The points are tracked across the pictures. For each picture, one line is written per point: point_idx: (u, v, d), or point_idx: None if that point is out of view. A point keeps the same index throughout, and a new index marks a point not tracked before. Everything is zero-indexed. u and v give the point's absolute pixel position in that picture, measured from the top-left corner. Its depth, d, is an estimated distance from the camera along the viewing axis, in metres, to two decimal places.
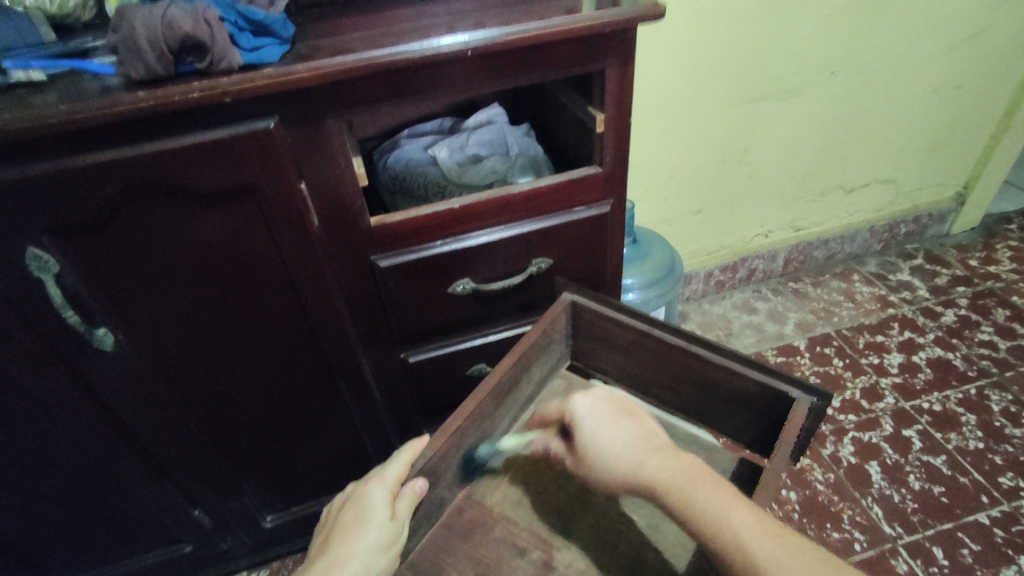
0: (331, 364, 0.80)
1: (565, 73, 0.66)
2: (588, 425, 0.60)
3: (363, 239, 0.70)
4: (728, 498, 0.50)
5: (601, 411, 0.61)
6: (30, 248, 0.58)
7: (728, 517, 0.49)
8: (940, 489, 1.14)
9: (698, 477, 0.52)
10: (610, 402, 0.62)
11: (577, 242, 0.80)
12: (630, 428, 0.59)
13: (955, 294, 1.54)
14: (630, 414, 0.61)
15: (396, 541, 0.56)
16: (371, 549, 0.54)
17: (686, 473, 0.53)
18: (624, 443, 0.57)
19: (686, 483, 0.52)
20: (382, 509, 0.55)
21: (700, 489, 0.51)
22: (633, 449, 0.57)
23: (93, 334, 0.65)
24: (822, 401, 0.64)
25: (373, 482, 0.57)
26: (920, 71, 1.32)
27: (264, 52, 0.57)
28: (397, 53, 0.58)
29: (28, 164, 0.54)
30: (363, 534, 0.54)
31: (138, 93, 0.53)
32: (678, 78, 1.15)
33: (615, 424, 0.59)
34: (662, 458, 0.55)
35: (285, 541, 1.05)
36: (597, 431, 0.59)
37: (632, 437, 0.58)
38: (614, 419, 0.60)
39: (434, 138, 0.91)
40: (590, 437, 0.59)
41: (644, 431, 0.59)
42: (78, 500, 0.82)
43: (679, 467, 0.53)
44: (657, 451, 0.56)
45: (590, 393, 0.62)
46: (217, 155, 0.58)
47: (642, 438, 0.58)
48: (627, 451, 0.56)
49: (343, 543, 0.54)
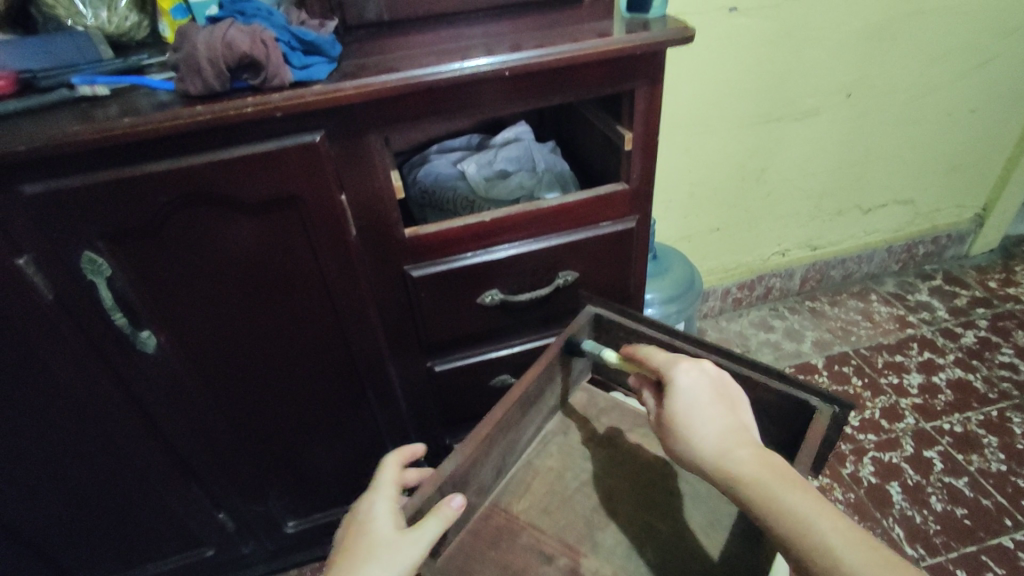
0: (361, 371, 0.82)
1: (596, 93, 0.69)
2: (682, 399, 0.59)
3: (397, 250, 0.73)
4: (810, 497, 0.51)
5: (699, 390, 0.59)
6: (86, 252, 0.61)
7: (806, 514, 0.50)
8: (962, 511, 1.14)
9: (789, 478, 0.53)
10: (715, 386, 0.60)
11: (601, 256, 0.81)
12: (725, 413, 0.58)
13: (974, 315, 1.54)
14: (727, 398, 0.60)
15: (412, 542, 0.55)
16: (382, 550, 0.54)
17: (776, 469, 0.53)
18: (720, 427, 0.57)
19: (777, 480, 0.52)
20: (386, 518, 0.57)
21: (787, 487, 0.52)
22: (723, 432, 0.56)
23: (137, 336, 0.68)
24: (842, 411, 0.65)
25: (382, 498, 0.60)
26: (937, 95, 1.34)
27: (313, 70, 0.60)
28: (439, 73, 0.61)
29: (90, 173, 0.57)
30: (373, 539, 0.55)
31: (196, 107, 0.56)
32: (698, 98, 1.17)
33: (715, 405, 0.58)
34: (753, 451, 0.55)
35: (305, 548, 1.06)
36: (690, 409, 0.58)
37: (728, 422, 0.57)
38: (715, 398, 0.59)
39: (462, 154, 0.94)
40: (683, 408, 0.59)
41: (739, 415, 0.59)
42: (110, 501, 0.84)
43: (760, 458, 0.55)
44: (752, 444, 0.56)
45: (696, 366, 0.61)
46: (265, 166, 0.61)
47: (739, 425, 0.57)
48: (722, 433, 0.56)
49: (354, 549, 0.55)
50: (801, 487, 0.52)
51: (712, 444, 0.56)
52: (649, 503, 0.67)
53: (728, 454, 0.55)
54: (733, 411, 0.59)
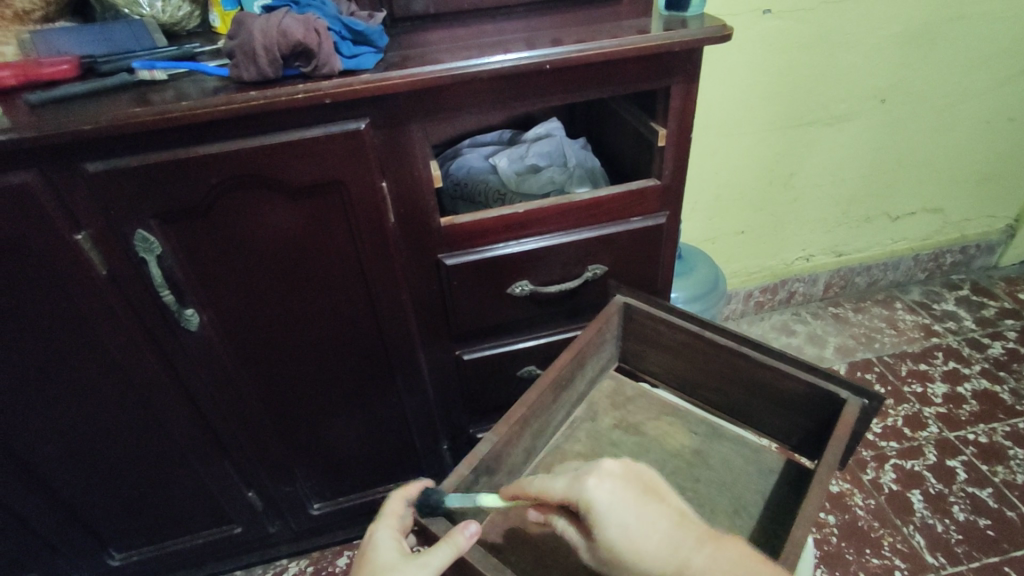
0: (391, 357, 0.84)
1: (632, 89, 0.70)
2: (612, 520, 0.50)
3: (432, 238, 0.75)
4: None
5: (622, 499, 0.51)
6: (139, 230, 0.64)
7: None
8: (985, 522, 1.12)
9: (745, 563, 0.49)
10: (636, 480, 0.53)
11: (631, 249, 0.82)
12: (657, 511, 0.51)
13: (1002, 326, 1.52)
14: (653, 489, 0.53)
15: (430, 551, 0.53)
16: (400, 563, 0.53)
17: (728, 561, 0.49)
18: (662, 532, 0.50)
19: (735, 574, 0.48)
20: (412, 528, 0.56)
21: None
22: (664, 538, 0.50)
23: (182, 314, 0.70)
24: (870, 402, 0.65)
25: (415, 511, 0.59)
26: (970, 102, 1.33)
27: (362, 60, 0.62)
28: (483, 66, 0.63)
29: (147, 154, 0.60)
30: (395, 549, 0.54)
31: (250, 93, 0.59)
32: (729, 100, 1.18)
33: (644, 512, 0.51)
34: (703, 549, 0.50)
35: (328, 530, 1.08)
36: (623, 529, 0.50)
37: (663, 523, 0.51)
38: (640, 499, 0.51)
39: (495, 148, 0.95)
40: (616, 526, 0.50)
41: (668, 505, 0.53)
42: (146, 474, 0.87)
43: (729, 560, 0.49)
44: (699, 536, 0.51)
45: (603, 476, 0.51)
46: (311, 151, 0.63)
47: (672, 519, 0.51)
48: (667, 545, 0.50)
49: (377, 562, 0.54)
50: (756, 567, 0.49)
51: (657, 560, 0.49)
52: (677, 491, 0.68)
53: (679, 556, 0.49)
54: (659, 508, 0.52)
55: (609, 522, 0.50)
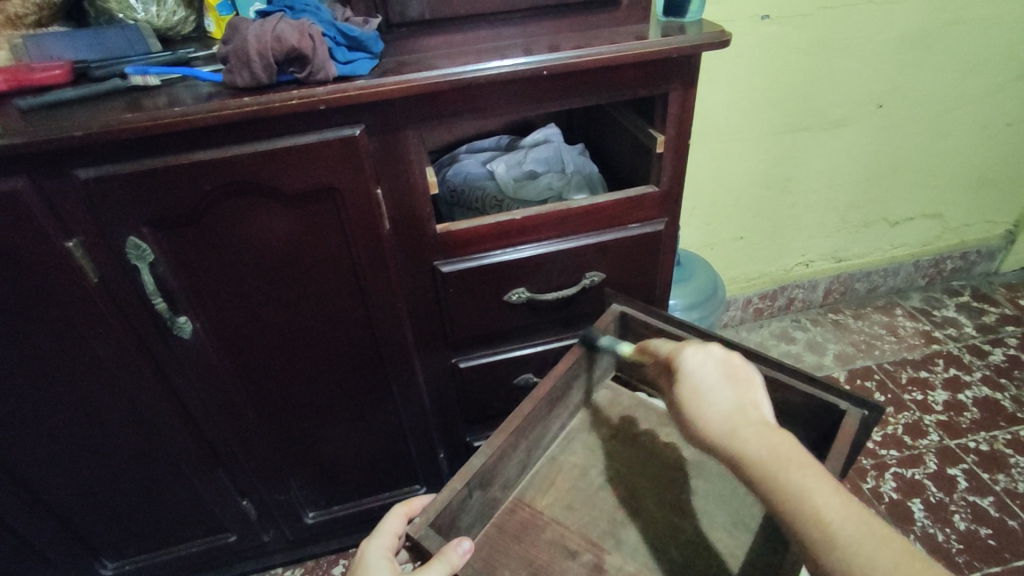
0: (387, 365, 0.83)
1: (630, 95, 0.70)
2: (690, 378, 0.57)
3: (428, 245, 0.74)
4: (814, 477, 0.48)
5: (706, 370, 0.57)
6: (131, 237, 0.63)
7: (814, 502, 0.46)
8: (987, 531, 1.11)
9: (793, 455, 0.50)
10: (720, 368, 0.57)
11: (628, 257, 0.82)
12: (735, 397, 0.55)
13: (1003, 333, 1.51)
14: (738, 380, 0.56)
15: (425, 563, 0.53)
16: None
17: (776, 447, 0.50)
18: (726, 408, 0.54)
19: (780, 459, 0.49)
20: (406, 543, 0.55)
21: (788, 465, 0.49)
22: (725, 415, 0.54)
23: (174, 322, 0.69)
24: (872, 414, 0.63)
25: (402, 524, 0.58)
26: (970, 108, 1.33)
27: (356, 65, 0.61)
28: (479, 72, 0.62)
29: (140, 161, 0.59)
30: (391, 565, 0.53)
31: (243, 98, 0.58)
32: (727, 105, 1.18)
33: (721, 388, 0.56)
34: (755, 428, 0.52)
35: (323, 540, 1.07)
36: (697, 392, 0.56)
37: (737, 407, 0.54)
38: (721, 382, 0.56)
39: (492, 154, 0.95)
40: (691, 387, 0.56)
41: (744, 398, 0.55)
42: (139, 484, 0.86)
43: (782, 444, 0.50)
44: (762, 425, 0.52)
45: (702, 350, 0.59)
46: (306, 158, 0.63)
47: (743, 401, 0.55)
48: (730, 415, 0.53)
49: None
50: (797, 459, 0.49)
51: (710, 429, 0.53)
52: (673, 504, 0.68)
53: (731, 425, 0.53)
54: (740, 405, 0.54)
55: (687, 377, 0.57)
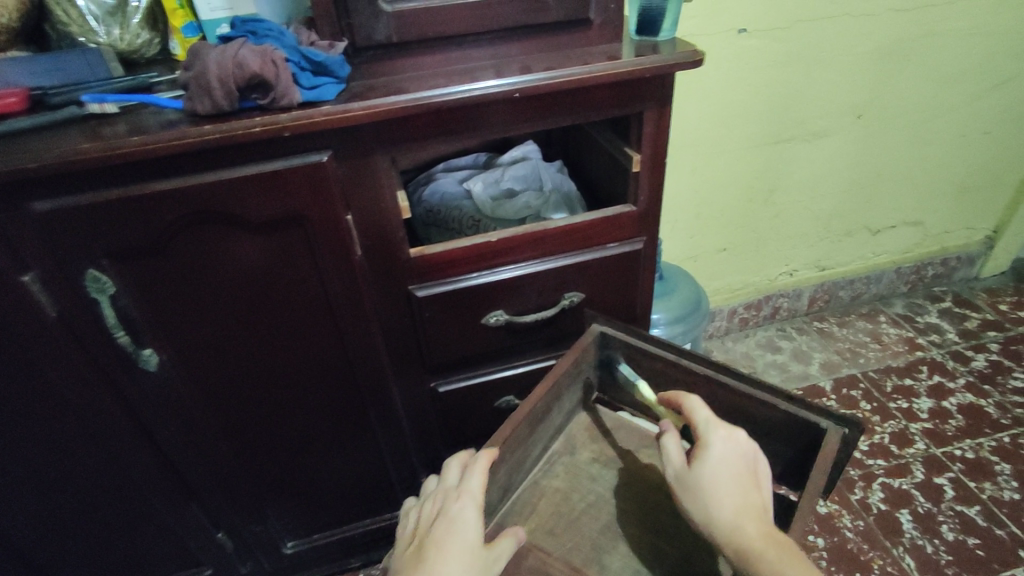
0: (364, 391, 0.81)
1: (604, 115, 0.69)
2: (716, 467, 0.58)
3: (402, 269, 0.72)
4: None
5: (731, 462, 0.58)
6: (90, 270, 0.61)
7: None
8: (975, 541, 1.11)
9: (795, 555, 0.53)
10: (742, 460, 0.59)
11: (607, 276, 0.81)
12: (750, 493, 0.57)
13: (985, 338, 1.52)
14: (752, 475, 0.58)
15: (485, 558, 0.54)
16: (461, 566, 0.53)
17: (782, 546, 0.53)
18: (738, 503, 0.56)
19: (788, 562, 0.52)
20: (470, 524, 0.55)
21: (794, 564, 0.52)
22: (741, 508, 0.56)
23: (139, 355, 0.67)
24: (852, 432, 0.63)
25: (459, 495, 0.57)
26: (946, 117, 1.34)
27: (322, 90, 0.60)
28: (448, 94, 0.61)
29: (97, 192, 0.57)
30: (456, 553, 0.53)
31: (204, 127, 0.56)
32: (706, 118, 1.17)
33: (739, 482, 0.57)
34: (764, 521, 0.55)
35: (304, 568, 1.05)
36: (718, 482, 0.57)
37: (748, 502, 0.56)
38: (741, 474, 0.58)
39: (469, 172, 0.93)
40: (714, 476, 0.57)
41: (757, 492, 0.58)
42: (108, 520, 0.83)
43: (779, 544, 0.53)
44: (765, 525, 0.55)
45: (730, 438, 0.60)
46: (272, 186, 0.61)
47: (756, 496, 0.57)
48: (741, 511, 0.55)
49: (435, 560, 0.53)
50: (799, 560, 0.53)
51: (723, 518, 0.55)
52: (658, 528, 0.66)
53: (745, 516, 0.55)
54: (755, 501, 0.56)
55: (712, 468, 0.58)
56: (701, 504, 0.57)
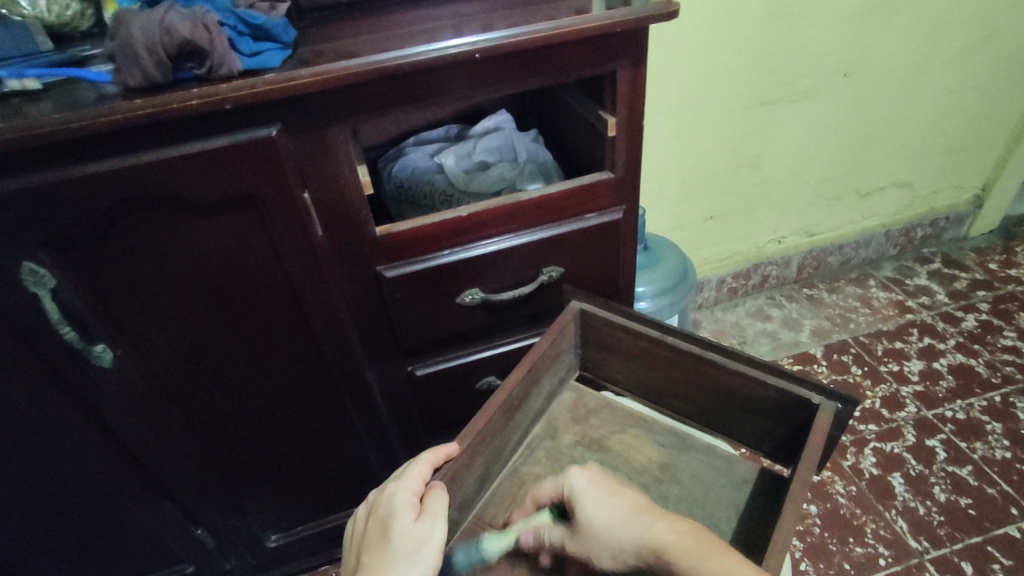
0: (337, 378, 0.78)
1: (573, 76, 0.64)
2: (586, 502, 0.55)
3: (369, 250, 0.68)
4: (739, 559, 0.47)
5: (597, 488, 0.56)
6: (26, 262, 0.56)
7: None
8: (966, 501, 1.10)
9: (711, 540, 0.49)
10: (604, 478, 0.57)
11: (587, 249, 0.77)
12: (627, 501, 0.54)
13: (974, 298, 1.50)
14: (622, 488, 0.56)
15: (428, 542, 0.52)
16: (400, 559, 0.50)
17: (692, 540, 0.49)
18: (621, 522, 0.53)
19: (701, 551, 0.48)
20: (402, 511, 0.53)
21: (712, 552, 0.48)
22: (635, 525, 0.52)
23: (90, 351, 0.64)
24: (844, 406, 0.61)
25: (390, 486, 0.55)
26: (935, 71, 1.30)
27: (265, 57, 0.55)
28: (404, 57, 0.56)
29: (24, 177, 0.52)
30: (392, 547, 0.51)
31: (136, 101, 0.52)
32: (687, 80, 1.12)
33: (615, 501, 0.54)
34: (666, 522, 0.52)
35: (291, 560, 1.02)
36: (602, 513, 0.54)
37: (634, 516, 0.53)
38: (612, 491, 0.55)
39: (440, 145, 0.89)
40: (590, 514, 0.54)
41: (641, 500, 0.55)
42: (77, 521, 0.80)
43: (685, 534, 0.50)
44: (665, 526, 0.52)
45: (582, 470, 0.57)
46: (218, 164, 0.56)
47: (642, 504, 0.54)
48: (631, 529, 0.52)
49: (372, 560, 0.51)
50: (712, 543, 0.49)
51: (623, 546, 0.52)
52: None
53: (644, 533, 0.51)
54: (649, 512, 0.53)
55: (585, 502, 0.55)
56: (601, 545, 0.53)
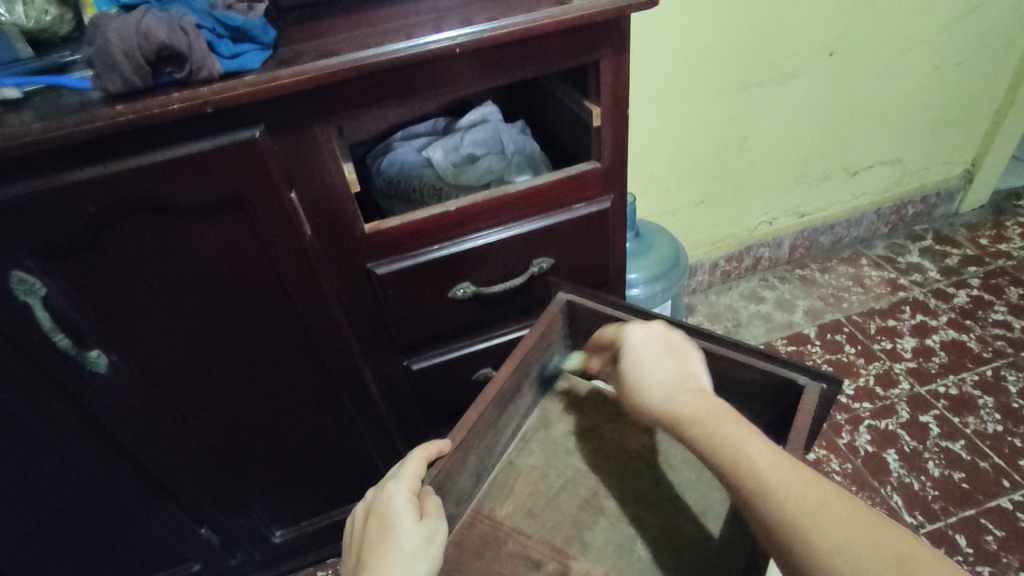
0: (332, 376, 0.79)
1: (556, 66, 0.64)
2: (634, 360, 0.60)
3: (358, 248, 0.69)
4: (751, 435, 0.51)
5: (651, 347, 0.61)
6: (15, 271, 0.56)
7: (745, 453, 0.50)
8: (960, 476, 1.12)
9: (729, 416, 0.53)
10: (665, 339, 0.61)
11: (576, 239, 0.78)
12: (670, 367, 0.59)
13: (966, 274, 1.51)
14: (681, 354, 0.60)
15: (433, 542, 0.53)
16: (407, 558, 0.51)
17: (714, 410, 0.53)
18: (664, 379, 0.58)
19: (723, 419, 0.53)
20: (405, 512, 0.53)
21: (726, 424, 0.52)
22: (669, 384, 0.57)
23: (85, 357, 0.64)
24: (830, 387, 0.62)
25: (390, 485, 0.55)
26: (922, 47, 1.30)
27: (245, 59, 0.55)
28: (383, 54, 0.56)
29: (8, 187, 0.52)
30: (397, 545, 0.51)
31: (117, 107, 0.52)
32: (674, 65, 1.12)
33: (661, 361, 0.59)
34: (693, 390, 0.56)
35: (295, 555, 1.04)
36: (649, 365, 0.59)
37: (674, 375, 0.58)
38: (659, 355, 0.60)
39: (427, 139, 0.88)
40: (633, 369, 0.60)
41: (688, 367, 0.59)
42: (81, 525, 0.81)
43: (711, 405, 0.54)
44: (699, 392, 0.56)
45: (645, 328, 0.62)
46: (203, 167, 0.56)
47: (685, 372, 0.58)
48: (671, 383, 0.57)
49: (376, 561, 0.51)
50: (736, 420, 0.53)
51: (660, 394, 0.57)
52: (639, 497, 0.65)
53: (672, 394, 0.56)
54: (684, 378, 0.57)
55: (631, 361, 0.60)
56: (634, 397, 0.59)
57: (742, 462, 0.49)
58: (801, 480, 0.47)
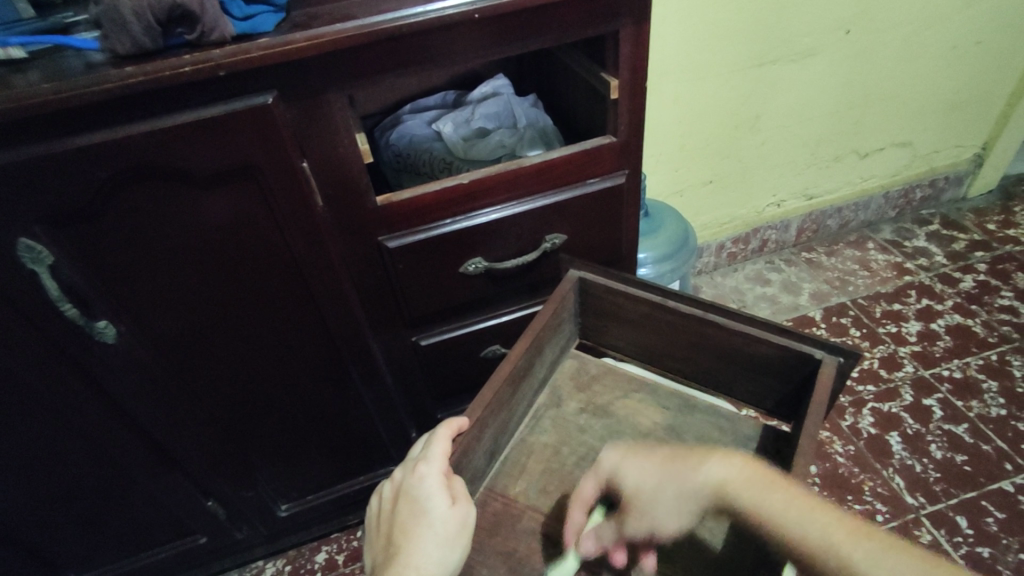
0: (341, 350, 0.78)
1: (577, 36, 0.62)
2: (631, 473, 0.56)
3: (371, 221, 0.68)
4: (774, 486, 0.49)
5: (639, 457, 0.56)
6: (22, 239, 0.55)
7: (816, 528, 0.45)
8: (962, 458, 1.13)
9: (760, 480, 0.50)
10: (645, 447, 0.57)
11: (589, 215, 0.77)
12: (669, 459, 0.54)
13: (972, 259, 1.51)
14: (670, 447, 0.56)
15: (464, 528, 0.53)
16: (441, 542, 0.52)
17: (748, 480, 0.50)
18: (670, 476, 0.53)
19: (749, 484, 0.50)
20: (438, 496, 0.53)
21: (760, 496, 0.48)
22: (683, 477, 0.53)
23: (94, 327, 0.63)
24: (846, 360, 0.60)
25: (420, 466, 0.55)
26: (938, 27, 1.27)
27: (258, 21, 0.54)
28: (398, 19, 0.55)
29: (14, 151, 0.51)
30: (430, 529, 0.52)
31: (127, 68, 0.51)
32: (688, 42, 1.10)
33: (661, 462, 0.55)
34: (721, 462, 0.52)
35: (301, 529, 1.04)
36: (650, 479, 0.54)
37: (683, 473, 0.53)
38: (650, 454, 0.56)
39: (438, 112, 0.87)
40: (638, 483, 0.55)
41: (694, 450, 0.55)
42: (90, 496, 0.81)
43: (746, 476, 0.50)
44: (707, 462, 0.53)
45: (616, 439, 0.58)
46: (216, 134, 0.55)
47: (688, 456, 0.54)
48: (680, 485, 0.53)
49: (409, 542, 0.51)
50: (765, 480, 0.50)
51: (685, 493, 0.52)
52: None
53: (699, 486, 0.52)
54: (700, 456, 0.53)
55: (628, 475, 0.56)
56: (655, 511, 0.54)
57: (777, 518, 0.47)
58: (872, 544, 0.44)
